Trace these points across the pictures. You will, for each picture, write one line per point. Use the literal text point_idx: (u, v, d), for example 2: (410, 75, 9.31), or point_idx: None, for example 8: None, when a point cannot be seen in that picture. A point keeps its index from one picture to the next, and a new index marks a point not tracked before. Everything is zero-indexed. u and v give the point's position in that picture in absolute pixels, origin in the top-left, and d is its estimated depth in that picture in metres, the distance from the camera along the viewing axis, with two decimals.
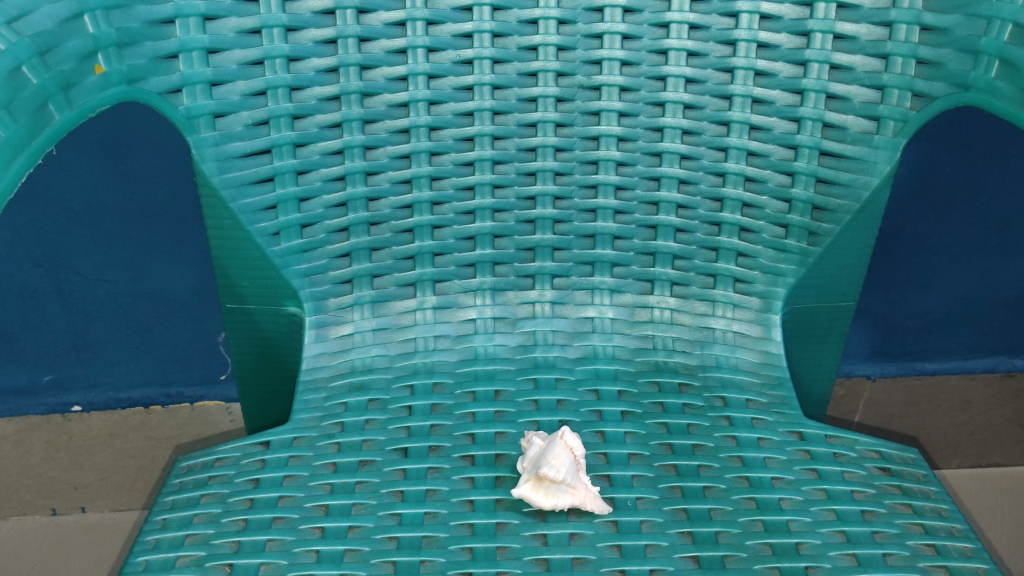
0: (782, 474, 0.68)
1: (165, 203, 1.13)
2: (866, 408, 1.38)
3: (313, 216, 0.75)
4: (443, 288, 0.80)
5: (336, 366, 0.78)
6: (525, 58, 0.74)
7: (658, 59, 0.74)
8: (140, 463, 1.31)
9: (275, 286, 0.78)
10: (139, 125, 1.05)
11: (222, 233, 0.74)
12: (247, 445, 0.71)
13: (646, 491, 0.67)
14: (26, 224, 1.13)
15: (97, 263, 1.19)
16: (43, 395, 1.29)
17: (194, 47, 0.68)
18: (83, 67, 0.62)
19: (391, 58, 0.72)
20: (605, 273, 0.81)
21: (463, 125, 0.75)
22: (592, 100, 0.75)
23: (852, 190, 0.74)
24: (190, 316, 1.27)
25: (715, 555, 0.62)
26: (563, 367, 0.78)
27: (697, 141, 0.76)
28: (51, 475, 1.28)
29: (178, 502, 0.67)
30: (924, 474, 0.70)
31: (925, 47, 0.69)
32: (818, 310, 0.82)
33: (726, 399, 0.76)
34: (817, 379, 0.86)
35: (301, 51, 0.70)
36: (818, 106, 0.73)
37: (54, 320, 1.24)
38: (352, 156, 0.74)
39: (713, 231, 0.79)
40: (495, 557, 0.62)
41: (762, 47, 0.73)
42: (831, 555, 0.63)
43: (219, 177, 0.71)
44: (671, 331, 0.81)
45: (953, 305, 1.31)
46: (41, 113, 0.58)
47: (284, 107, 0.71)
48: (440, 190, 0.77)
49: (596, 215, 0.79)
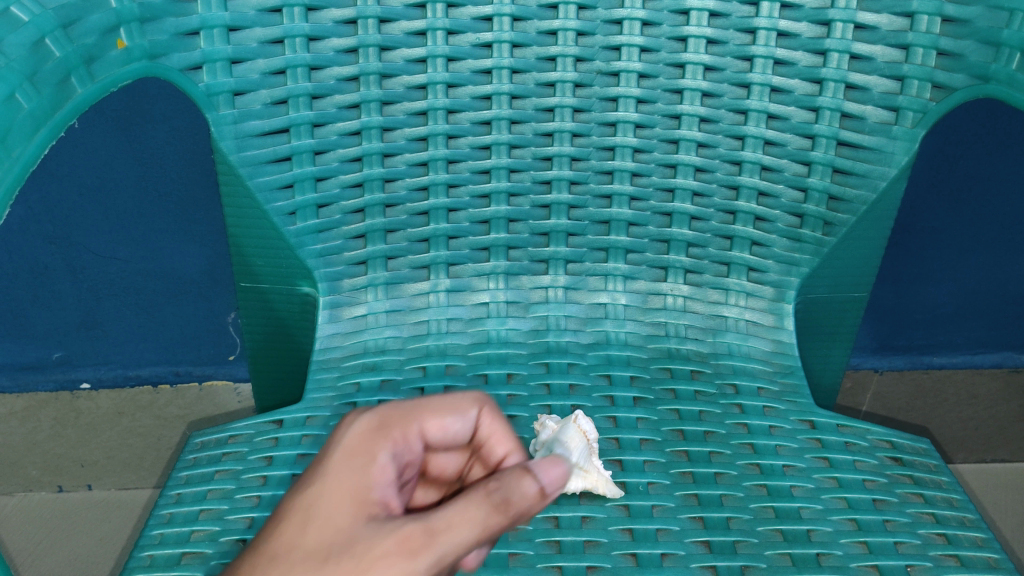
0: (793, 461, 0.69)
1: (178, 182, 1.13)
2: (874, 400, 1.39)
3: (330, 196, 0.76)
4: (457, 271, 0.81)
5: (348, 347, 0.78)
6: (544, 43, 0.74)
7: (678, 46, 0.74)
8: (147, 442, 1.31)
9: (291, 266, 0.78)
10: (155, 103, 1.04)
11: (238, 211, 0.75)
12: (261, 423, 0.71)
13: (658, 476, 0.67)
14: (39, 200, 1.12)
15: (109, 241, 1.19)
16: (51, 372, 1.30)
17: (216, 24, 0.67)
18: (105, 42, 0.61)
19: (411, 39, 0.72)
20: (619, 259, 0.82)
21: (480, 108, 0.75)
22: (609, 86, 0.75)
23: (868, 181, 0.74)
24: (200, 295, 1.27)
25: (726, 540, 0.63)
26: (575, 352, 0.78)
27: (715, 129, 0.76)
28: (57, 452, 1.28)
29: (193, 476, 0.68)
30: (936, 464, 0.70)
31: (946, 39, 0.68)
32: (830, 299, 0.83)
33: (738, 386, 0.76)
34: (827, 370, 0.87)
35: (321, 31, 0.70)
36: (837, 96, 0.73)
37: (64, 297, 1.24)
38: (369, 137, 0.74)
39: (728, 219, 0.79)
40: (507, 538, 0.62)
41: (782, 36, 0.72)
42: (842, 542, 0.63)
43: (237, 155, 0.71)
44: (683, 319, 0.81)
45: (961, 299, 1.31)
46: (63, 86, 0.58)
47: (303, 87, 0.71)
48: (456, 173, 0.77)
49: (611, 201, 0.79)
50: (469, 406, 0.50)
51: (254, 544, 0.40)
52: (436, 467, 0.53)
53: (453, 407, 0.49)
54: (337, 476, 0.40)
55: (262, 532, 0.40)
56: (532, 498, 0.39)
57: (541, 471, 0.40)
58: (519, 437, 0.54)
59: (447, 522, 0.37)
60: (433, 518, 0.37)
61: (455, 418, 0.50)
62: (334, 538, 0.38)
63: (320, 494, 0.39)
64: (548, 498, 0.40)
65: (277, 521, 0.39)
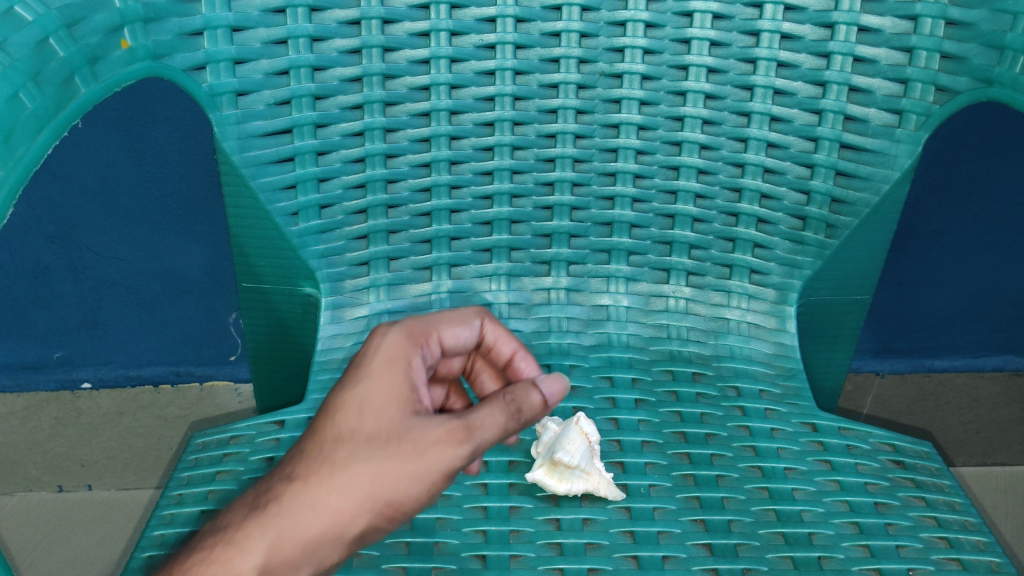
0: (795, 464, 0.69)
1: (180, 181, 1.13)
2: (874, 403, 1.39)
3: (332, 197, 0.76)
4: (459, 273, 0.81)
5: (350, 348, 0.78)
6: (547, 44, 0.74)
7: (681, 48, 0.74)
8: (147, 442, 1.32)
9: (293, 267, 0.78)
10: (158, 102, 1.04)
11: (241, 212, 0.75)
12: (263, 424, 0.71)
13: (659, 479, 0.67)
14: (41, 200, 1.12)
15: (111, 240, 1.19)
16: (52, 371, 1.29)
17: (219, 24, 0.67)
18: (109, 42, 0.61)
19: (414, 41, 0.72)
20: (621, 261, 0.82)
21: (483, 109, 0.75)
22: (613, 88, 0.75)
23: (871, 183, 0.74)
24: (202, 295, 1.27)
25: (728, 543, 0.63)
26: (577, 354, 0.78)
27: (718, 131, 0.76)
28: (58, 452, 1.30)
29: (194, 477, 0.67)
30: (938, 467, 0.70)
31: (950, 42, 0.68)
32: (833, 302, 0.83)
33: (739, 389, 0.76)
34: (829, 373, 0.87)
35: (324, 31, 0.70)
36: (840, 98, 0.73)
37: (65, 296, 1.24)
38: (372, 138, 0.74)
39: (731, 221, 0.79)
40: (508, 540, 0.62)
41: (785, 38, 0.72)
42: (844, 546, 0.63)
43: (240, 156, 0.71)
44: (685, 321, 0.81)
45: (963, 302, 1.31)
46: (67, 86, 0.58)
47: (306, 87, 0.71)
48: (458, 174, 0.77)
49: (613, 203, 0.79)
50: (473, 317, 0.59)
51: (312, 424, 0.46)
52: (444, 371, 0.63)
53: (460, 319, 0.58)
54: (384, 378, 0.47)
55: (317, 416, 0.46)
56: (537, 406, 0.49)
57: (546, 386, 0.49)
58: (521, 343, 0.63)
59: (485, 420, 0.46)
60: (474, 417, 0.46)
61: (463, 328, 0.58)
62: (387, 427, 0.45)
63: (370, 390, 0.46)
64: (548, 407, 0.50)
65: (337, 408, 0.45)
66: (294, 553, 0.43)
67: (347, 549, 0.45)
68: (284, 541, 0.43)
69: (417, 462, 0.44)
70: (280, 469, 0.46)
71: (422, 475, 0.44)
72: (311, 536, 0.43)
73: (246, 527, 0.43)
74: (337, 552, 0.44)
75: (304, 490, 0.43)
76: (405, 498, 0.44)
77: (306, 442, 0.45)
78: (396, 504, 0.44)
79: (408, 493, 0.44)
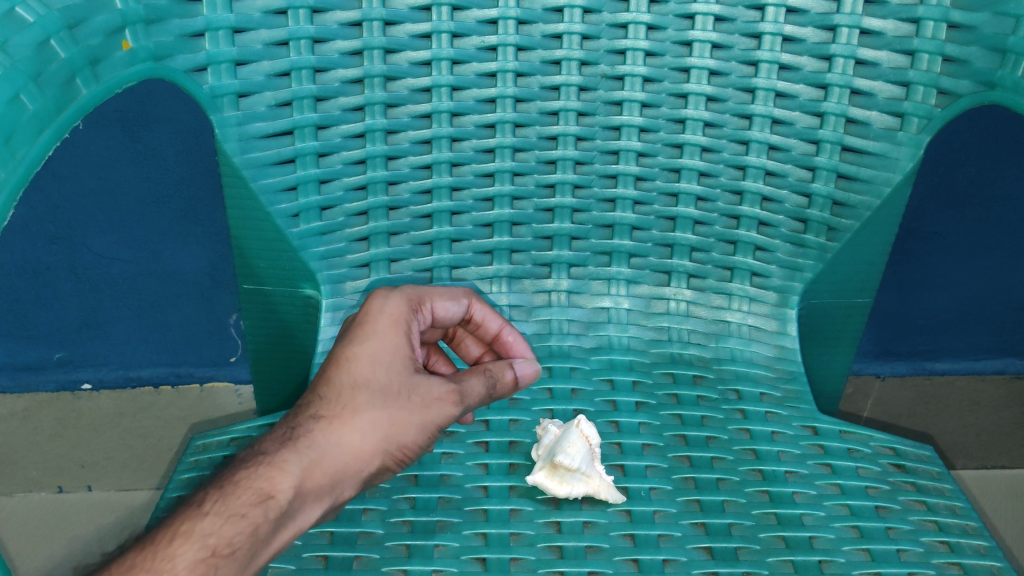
0: (796, 468, 0.69)
1: (181, 183, 1.13)
2: (875, 405, 1.39)
3: (333, 198, 0.76)
4: (460, 275, 0.81)
5: None
6: (549, 46, 0.73)
7: (682, 51, 0.74)
8: (148, 443, 1.31)
9: (293, 268, 0.78)
10: (159, 104, 1.04)
11: (241, 213, 0.75)
12: (263, 425, 0.71)
13: (660, 482, 0.67)
14: (41, 201, 1.12)
15: (111, 241, 1.19)
16: (52, 372, 1.30)
17: (221, 26, 0.67)
18: (110, 43, 0.61)
19: (415, 42, 0.72)
20: (622, 263, 0.82)
21: (484, 111, 0.75)
22: (614, 90, 0.75)
23: (873, 186, 0.74)
24: (202, 296, 1.27)
25: (728, 546, 0.62)
26: (578, 356, 0.78)
27: (719, 133, 0.76)
28: (59, 453, 1.28)
29: (194, 480, 0.67)
30: (939, 471, 0.70)
31: (952, 45, 0.68)
32: (834, 305, 0.82)
33: (740, 392, 0.76)
34: (829, 377, 0.87)
35: (326, 33, 0.70)
36: (842, 101, 0.73)
37: (66, 297, 1.24)
38: (373, 140, 0.74)
39: (731, 224, 0.79)
40: (508, 542, 0.62)
41: (787, 41, 0.72)
42: (845, 550, 0.63)
43: (241, 157, 0.71)
44: (686, 323, 0.81)
45: (963, 306, 1.31)
46: (68, 87, 0.58)
47: (307, 89, 0.71)
48: (459, 176, 0.77)
49: (614, 205, 0.79)
50: (461, 296, 0.68)
51: (323, 376, 0.58)
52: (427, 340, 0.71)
53: (451, 295, 0.67)
54: (392, 342, 0.58)
55: (329, 368, 0.58)
56: (510, 383, 0.62)
57: (520, 369, 0.62)
58: (506, 320, 0.72)
59: (474, 385, 0.59)
60: (466, 382, 0.59)
61: (453, 303, 0.67)
62: (398, 383, 0.57)
63: (382, 351, 0.57)
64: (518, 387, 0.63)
65: (350, 362, 0.57)
66: (322, 480, 0.54)
67: (358, 484, 0.57)
68: (315, 469, 0.54)
69: (422, 412, 0.57)
70: (300, 412, 0.57)
71: (425, 424, 0.57)
72: (337, 467, 0.55)
73: (282, 455, 0.54)
74: (356, 480, 0.57)
75: (331, 428, 0.55)
76: (410, 442, 0.57)
77: (323, 389, 0.57)
78: (404, 446, 0.57)
79: (414, 437, 0.57)
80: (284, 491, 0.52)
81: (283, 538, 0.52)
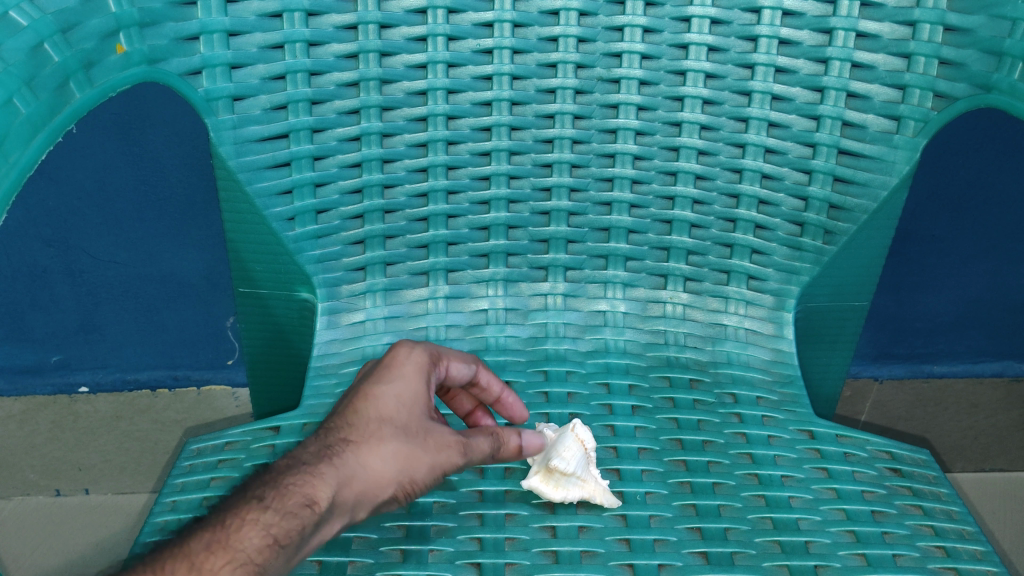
0: (792, 472, 0.68)
1: (177, 185, 1.13)
2: (873, 408, 1.37)
3: (329, 202, 0.75)
4: (456, 278, 0.81)
5: (347, 353, 0.78)
6: (545, 49, 0.74)
7: (679, 53, 0.74)
8: (144, 446, 1.29)
9: (289, 272, 0.78)
10: (154, 106, 1.05)
11: (237, 216, 0.74)
12: (258, 429, 0.71)
13: (656, 486, 0.67)
14: (37, 204, 1.12)
15: (108, 245, 1.19)
16: (49, 375, 1.30)
17: (216, 29, 0.67)
18: (105, 46, 0.61)
19: (411, 45, 0.72)
20: (618, 266, 0.81)
21: (480, 114, 0.75)
22: (610, 92, 0.75)
23: (869, 190, 0.73)
24: (199, 299, 1.27)
25: (723, 551, 0.62)
26: (574, 360, 0.78)
27: (715, 137, 0.76)
28: (56, 456, 1.26)
29: (187, 484, 0.67)
30: (935, 475, 0.70)
31: (948, 48, 0.68)
32: (831, 309, 0.82)
33: (737, 395, 0.76)
34: (827, 379, 0.86)
35: (321, 36, 0.70)
36: (838, 104, 0.72)
37: (63, 300, 1.24)
38: (369, 143, 0.74)
39: (728, 227, 0.79)
40: (504, 547, 0.62)
41: (784, 43, 0.72)
42: (841, 554, 0.63)
43: (236, 160, 0.71)
44: (683, 327, 0.81)
45: (961, 309, 1.31)
46: (62, 91, 0.58)
47: (302, 92, 0.71)
48: (455, 179, 0.77)
49: (611, 209, 0.79)
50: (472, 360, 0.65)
51: (350, 405, 0.57)
52: None
53: (461, 356, 0.65)
54: (413, 385, 0.58)
55: (355, 400, 0.57)
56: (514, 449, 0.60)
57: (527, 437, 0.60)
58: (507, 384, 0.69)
59: (486, 441, 0.58)
60: (475, 438, 0.58)
61: (464, 365, 0.64)
62: (416, 422, 0.56)
63: (406, 390, 0.57)
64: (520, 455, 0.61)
65: (374, 397, 0.56)
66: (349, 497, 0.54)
67: (374, 511, 0.56)
68: (348, 486, 0.54)
69: (437, 455, 0.56)
70: (330, 431, 0.56)
71: (438, 466, 0.56)
72: (364, 488, 0.54)
73: (319, 466, 0.54)
74: (369, 509, 0.55)
75: (361, 453, 0.55)
76: (422, 482, 0.56)
77: (351, 414, 0.56)
78: (419, 484, 0.56)
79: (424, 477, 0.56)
80: (323, 501, 0.52)
81: (313, 543, 0.53)
